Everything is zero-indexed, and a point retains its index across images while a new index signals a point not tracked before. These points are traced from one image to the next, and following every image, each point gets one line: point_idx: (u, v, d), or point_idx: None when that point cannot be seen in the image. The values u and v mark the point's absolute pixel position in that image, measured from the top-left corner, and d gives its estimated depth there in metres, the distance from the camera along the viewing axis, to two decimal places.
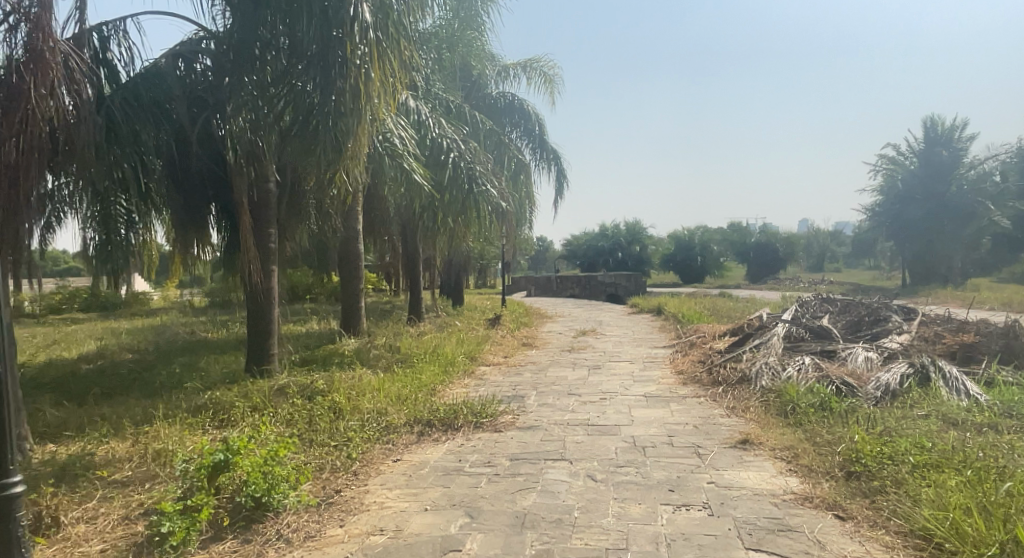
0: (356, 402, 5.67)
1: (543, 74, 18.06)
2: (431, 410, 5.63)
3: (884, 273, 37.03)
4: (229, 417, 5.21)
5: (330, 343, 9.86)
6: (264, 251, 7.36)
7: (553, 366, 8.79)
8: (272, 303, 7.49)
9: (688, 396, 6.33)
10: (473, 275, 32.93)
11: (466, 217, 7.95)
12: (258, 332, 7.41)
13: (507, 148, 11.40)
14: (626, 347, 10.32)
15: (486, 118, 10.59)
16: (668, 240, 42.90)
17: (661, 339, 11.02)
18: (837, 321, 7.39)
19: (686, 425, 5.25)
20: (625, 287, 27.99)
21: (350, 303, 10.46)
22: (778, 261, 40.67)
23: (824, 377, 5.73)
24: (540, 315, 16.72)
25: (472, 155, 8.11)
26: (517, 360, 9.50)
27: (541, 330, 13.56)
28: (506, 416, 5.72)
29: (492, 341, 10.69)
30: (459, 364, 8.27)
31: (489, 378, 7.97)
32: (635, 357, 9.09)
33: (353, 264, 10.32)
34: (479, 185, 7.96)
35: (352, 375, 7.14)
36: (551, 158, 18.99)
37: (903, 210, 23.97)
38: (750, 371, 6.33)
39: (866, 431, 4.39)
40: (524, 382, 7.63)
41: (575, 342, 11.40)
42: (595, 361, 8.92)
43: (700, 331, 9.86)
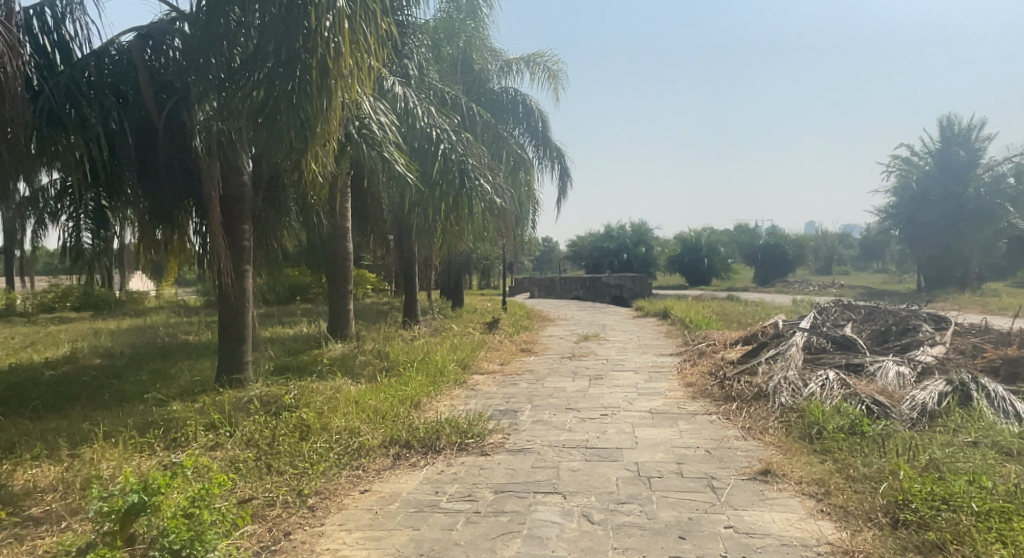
0: (326, 418, 5.06)
1: (547, 69, 17.44)
2: (410, 429, 5.01)
3: (896, 277, 36.31)
4: (180, 437, 4.62)
5: (316, 348, 9.27)
6: (236, 250, 6.77)
7: (551, 375, 8.18)
8: (246, 306, 6.88)
9: (699, 413, 5.71)
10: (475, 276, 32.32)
11: (457, 214, 7.34)
12: (230, 338, 6.80)
13: (506, 143, 10.80)
14: (630, 354, 9.70)
15: (483, 110, 10.02)
16: (674, 241, 42.20)
17: (667, 346, 10.40)
18: (861, 330, 6.75)
19: (698, 450, 4.62)
20: (631, 289, 27.38)
21: (338, 306, 9.85)
22: (786, 264, 39.95)
23: (853, 395, 5.08)
24: (541, 319, 16.11)
25: (464, 148, 7.50)
26: (514, 368, 8.90)
27: (541, 334, 12.93)
28: (495, 435, 5.11)
29: (488, 347, 10.08)
30: (450, 374, 7.66)
31: (482, 389, 7.36)
32: (641, 366, 8.46)
33: (341, 262, 9.75)
34: (471, 179, 7.34)
35: (330, 386, 6.52)
36: (554, 156, 18.37)
37: (919, 212, 23.24)
38: (767, 387, 5.69)
39: (909, 464, 3.76)
40: (520, 394, 7.02)
41: (576, 348, 10.77)
42: (597, 371, 8.29)
43: (710, 338, 9.23)
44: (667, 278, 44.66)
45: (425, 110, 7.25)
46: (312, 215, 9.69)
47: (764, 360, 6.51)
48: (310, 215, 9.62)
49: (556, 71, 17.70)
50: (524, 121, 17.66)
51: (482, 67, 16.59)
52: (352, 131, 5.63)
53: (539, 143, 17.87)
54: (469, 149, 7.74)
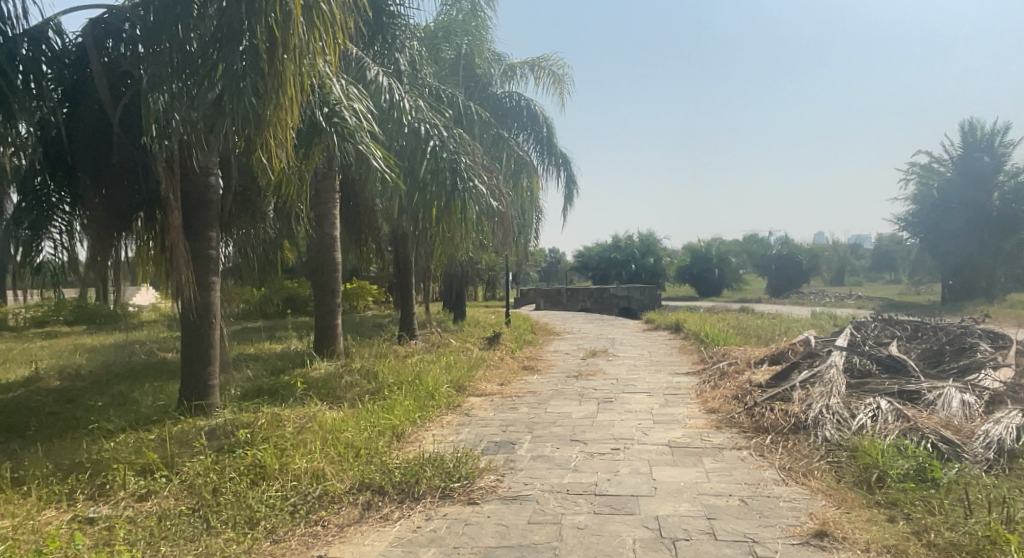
0: (287, 456, 4.27)
1: (552, 73, 16.76)
2: (385, 468, 4.21)
3: (913, 289, 35.33)
4: (106, 485, 3.81)
5: (299, 367, 8.46)
6: (201, 259, 5.99)
7: (556, 398, 7.36)
8: (213, 323, 6.12)
9: (727, 448, 4.90)
10: (481, 288, 31.61)
11: (449, 218, 6.57)
12: (193, 359, 6.02)
13: (507, 143, 10.03)
14: (642, 373, 8.88)
15: (482, 109, 9.30)
16: (683, 251, 41.33)
17: (682, 363, 9.56)
18: (909, 350, 5.94)
19: (730, 500, 3.81)
20: (640, 300, 26.56)
21: (325, 320, 9.07)
22: (800, 274, 39.01)
23: (914, 430, 4.27)
24: (546, 332, 15.30)
25: (456, 144, 6.76)
26: (515, 389, 8.10)
27: (546, 350, 12.14)
28: (487, 477, 4.30)
29: (488, 365, 9.30)
30: (442, 398, 6.85)
31: (477, 415, 6.55)
32: (655, 387, 7.64)
33: (330, 268, 9.00)
34: (465, 179, 6.59)
35: (302, 415, 5.71)
36: (560, 162, 17.55)
37: (941, 220, 22.37)
38: (806, 417, 4.91)
39: (1011, 530, 2.94)
40: (519, 421, 6.21)
41: (584, 366, 9.97)
42: (607, 393, 7.49)
43: (731, 356, 8.40)
44: (677, 289, 43.75)
45: (412, 103, 6.43)
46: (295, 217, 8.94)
47: (798, 387, 5.73)
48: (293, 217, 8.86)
49: (561, 75, 17.02)
50: (529, 126, 16.90)
51: (484, 71, 15.92)
52: (318, 118, 4.72)
53: (544, 149, 17.08)
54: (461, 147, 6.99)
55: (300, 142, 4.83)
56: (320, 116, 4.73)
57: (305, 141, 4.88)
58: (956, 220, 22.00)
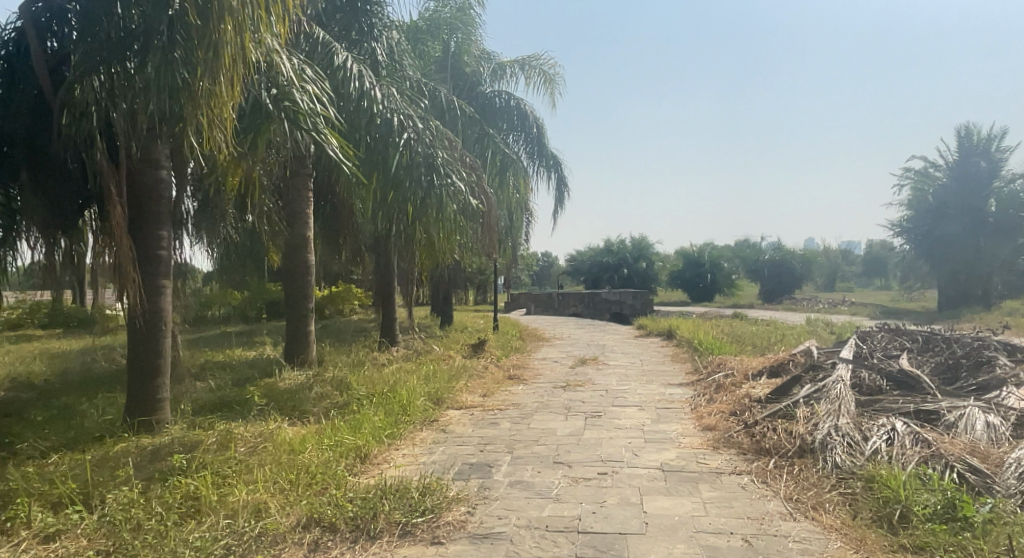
0: (227, 487, 3.75)
1: (542, 73, 16.27)
2: (339, 500, 3.70)
3: (907, 295, 35.12)
4: (9, 521, 3.30)
5: (266, 378, 7.93)
6: (150, 261, 5.47)
7: (540, 412, 6.85)
8: (165, 331, 5.59)
9: (727, 473, 4.41)
10: (471, 292, 31.10)
11: (423, 218, 6.08)
12: (140, 371, 5.49)
13: (492, 139, 9.54)
14: (633, 384, 8.37)
15: (466, 104, 8.82)
16: (676, 256, 40.97)
17: (675, 374, 9.07)
18: (921, 363, 5.48)
19: (732, 539, 3.31)
20: (632, 306, 26.15)
21: (297, 326, 8.54)
22: (793, 280, 38.73)
23: (937, 457, 3.80)
24: (534, 338, 14.79)
25: (432, 137, 6.27)
26: (497, 401, 7.58)
27: (534, 357, 11.64)
28: (456, 510, 3.79)
29: (470, 375, 8.79)
30: (415, 412, 6.35)
31: (454, 431, 6.04)
32: (647, 400, 7.14)
33: (303, 270, 8.50)
34: (441, 174, 6.11)
35: (256, 433, 5.19)
36: (551, 164, 17.03)
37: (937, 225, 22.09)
38: (813, 439, 4.43)
39: None
40: (499, 439, 5.70)
41: (572, 375, 9.47)
42: (595, 406, 7.00)
43: (727, 366, 7.92)
44: (669, 295, 43.34)
45: (383, 91, 5.93)
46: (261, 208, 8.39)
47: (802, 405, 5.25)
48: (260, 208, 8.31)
49: (553, 75, 16.53)
50: (519, 127, 16.36)
51: (473, 68, 15.39)
52: (264, 101, 4.17)
53: (534, 150, 16.53)
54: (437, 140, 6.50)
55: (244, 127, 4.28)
56: (266, 98, 4.19)
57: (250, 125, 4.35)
58: (952, 225, 21.73)
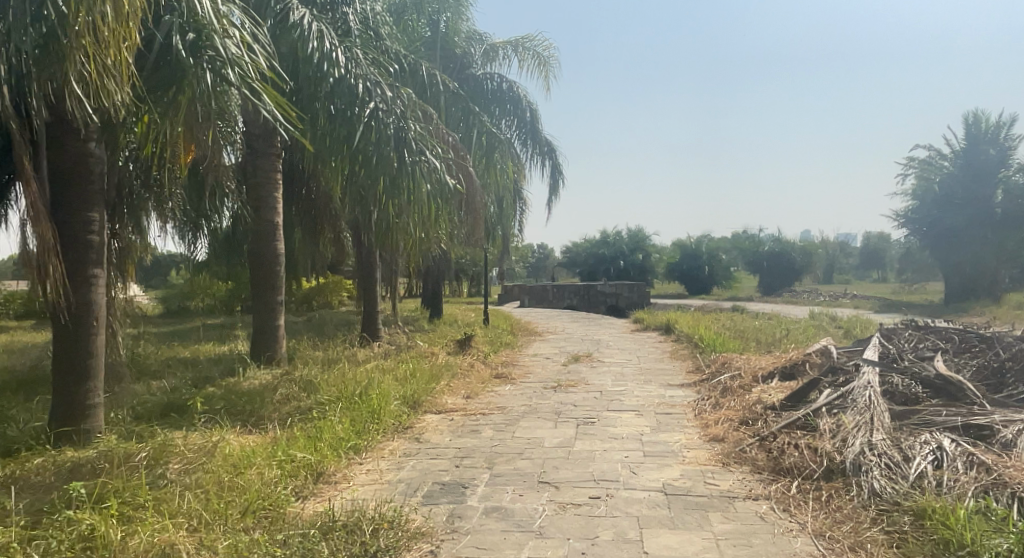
0: (134, 523, 3.06)
1: (537, 55, 15.44)
2: (271, 539, 3.02)
3: (907, 288, 34.67)
4: None
5: (227, 378, 7.26)
6: (77, 246, 4.75)
7: (527, 417, 6.18)
8: (97, 327, 4.87)
9: (741, 497, 3.74)
10: (464, 284, 30.43)
11: (393, 199, 5.39)
12: (67, 374, 4.78)
13: (478, 119, 8.78)
14: (630, 385, 7.71)
15: (449, 79, 8.12)
16: (673, 247, 40.39)
17: (675, 373, 8.40)
18: (958, 367, 4.82)
19: None
20: (628, 298, 25.48)
21: (264, 321, 7.83)
22: (792, 272, 38.19)
23: (999, 485, 3.12)
24: (527, 333, 14.12)
25: (404, 108, 5.56)
26: (480, 404, 6.91)
27: (525, 353, 10.98)
28: (416, 549, 3.12)
29: (453, 373, 8.11)
30: (387, 418, 5.69)
31: (429, 441, 5.36)
32: (645, 403, 6.48)
33: (272, 257, 7.80)
34: (414, 151, 5.40)
35: (195, 445, 4.53)
36: (545, 150, 16.29)
37: (943, 215, 21.50)
38: (842, 460, 3.77)
39: None
40: (479, 450, 5.03)
41: (564, 374, 8.81)
42: (588, 410, 6.33)
43: (733, 365, 7.25)
44: (667, 286, 42.81)
45: (346, 53, 5.24)
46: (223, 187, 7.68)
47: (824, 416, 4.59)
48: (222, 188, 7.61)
49: (547, 57, 15.76)
50: (511, 111, 15.61)
51: (463, 49, 14.61)
52: (177, 47, 3.41)
53: (527, 136, 15.79)
54: (410, 113, 5.80)
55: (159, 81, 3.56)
56: (181, 44, 3.44)
57: (165, 80, 3.63)
58: (957, 216, 21.15)
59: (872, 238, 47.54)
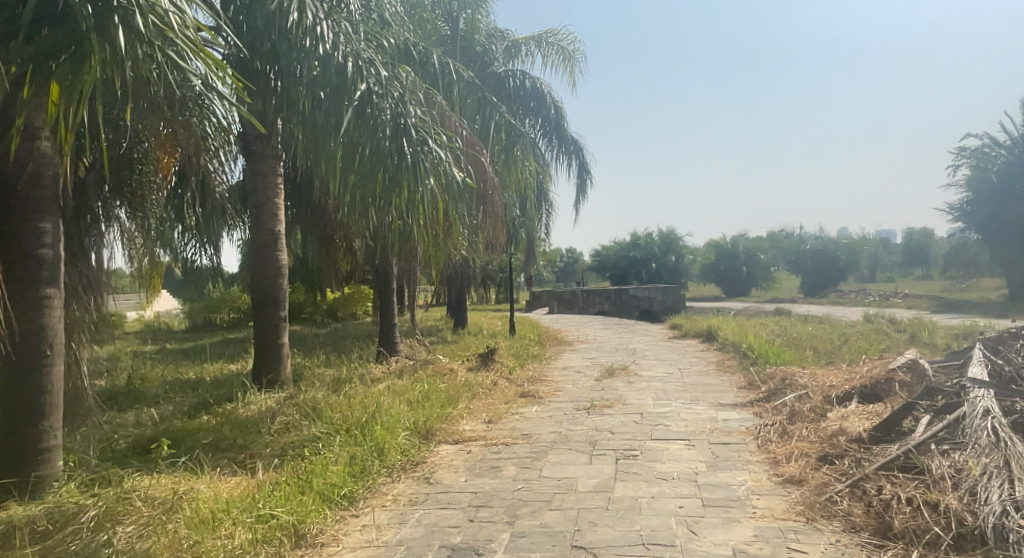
0: None
1: (561, 49, 14.53)
2: None
3: (960, 285, 32.92)
4: None
5: (222, 404, 6.52)
6: (21, 264, 3.98)
7: (557, 449, 5.31)
8: (51, 358, 4.12)
9: None
10: (493, 291, 29.80)
11: (393, 202, 4.70)
12: (17, 416, 4.04)
13: (495, 110, 7.95)
14: (673, 405, 6.78)
15: (463, 67, 7.37)
16: (706, 248, 39.09)
17: (724, 389, 7.45)
18: None
19: None
20: (662, 301, 25.00)
21: (266, 341, 7.05)
22: (834, 271, 36.62)
23: None
24: (556, 342, 13.26)
25: (402, 89, 4.93)
26: (503, 431, 6.06)
27: (554, 366, 10.12)
28: None
29: (473, 393, 7.28)
30: (392, 456, 4.84)
31: (440, 484, 4.52)
32: (695, 430, 5.56)
33: (274, 269, 7.05)
34: (416, 142, 4.69)
35: (156, 497, 3.75)
36: (571, 149, 15.48)
37: (1004, 206, 20.06)
38: (977, 523, 2.84)
39: None
40: (499, 497, 4.18)
41: (598, 391, 7.92)
42: (627, 439, 5.43)
43: (794, 383, 6.28)
44: (702, 287, 41.53)
45: (333, 27, 4.58)
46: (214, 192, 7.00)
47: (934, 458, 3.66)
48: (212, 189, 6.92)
49: (572, 52, 14.83)
50: (535, 110, 14.75)
51: (484, 47, 13.73)
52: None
53: (552, 134, 14.98)
54: (410, 97, 5.12)
55: (48, 43, 2.72)
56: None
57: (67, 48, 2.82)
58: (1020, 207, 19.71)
59: (917, 234, 45.68)
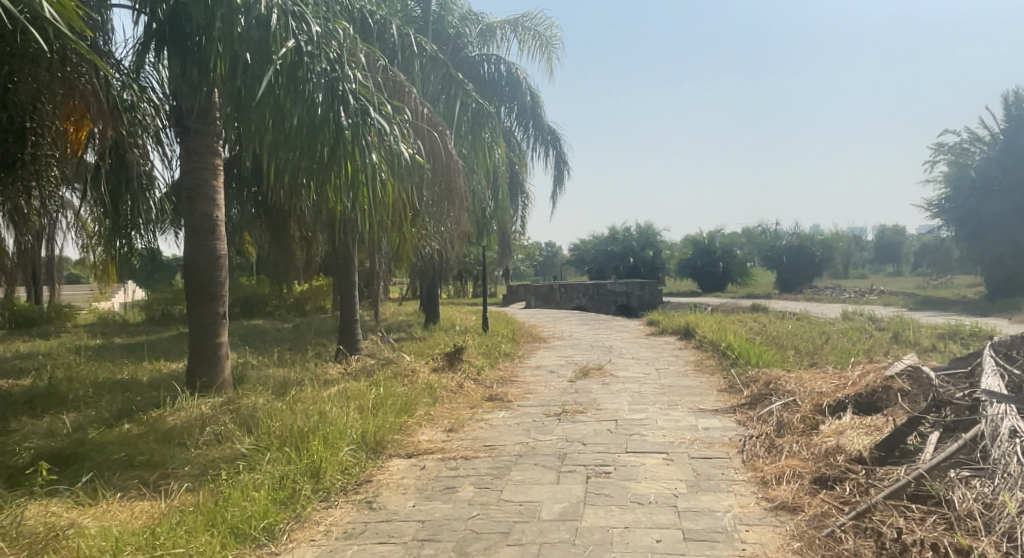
0: None
1: (538, 34, 13.79)
2: None
3: (934, 282, 33.09)
4: None
5: (151, 411, 5.84)
6: None
7: (521, 465, 4.71)
8: None
9: None
10: (467, 284, 29.19)
11: (332, 182, 4.43)
12: None
13: (461, 87, 7.27)
14: (651, 411, 6.23)
15: (426, 40, 6.77)
16: (683, 243, 38.85)
17: (705, 393, 6.92)
18: None
19: None
20: (639, 296, 24.60)
21: (202, 339, 6.36)
22: (810, 267, 36.65)
23: None
24: (529, 339, 12.69)
25: (339, 50, 4.52)
26: (464, 442, 5.45)
27: (525, 366, 9.54)
28: None
29: (434, 397, 6.67)
30: (330, 477, 4.20)
31: (384, 511, 3.90)
32: (675, 442, 5.00)
33: (212, 259, 6.35)
34: (355, 111, 4.38)
35: (22, 531, 3.10)
36: (548, 138, 14.88)
37: (983, 203, 19.92)
38: None
39: None
40: (450, 529, 3.58)
41: (570, 394, 7.36)
42: (600, 453, 4.85)
43: (781, 388, 5.77)
44: (679, 282, 41.30)
45: None
46: (131, 151, 6.36)
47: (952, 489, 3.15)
48: (128, 146, 6.31)
49: (549, 37, 14.17)
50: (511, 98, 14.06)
51: (457, 29, 12.93)
52: None
53: (529, 123, 14.35)
54: (348, 58, 4.74)
55: None
56: None
57: None
58: (998, 204, 19.58)
59: (890, 231, 46.10)
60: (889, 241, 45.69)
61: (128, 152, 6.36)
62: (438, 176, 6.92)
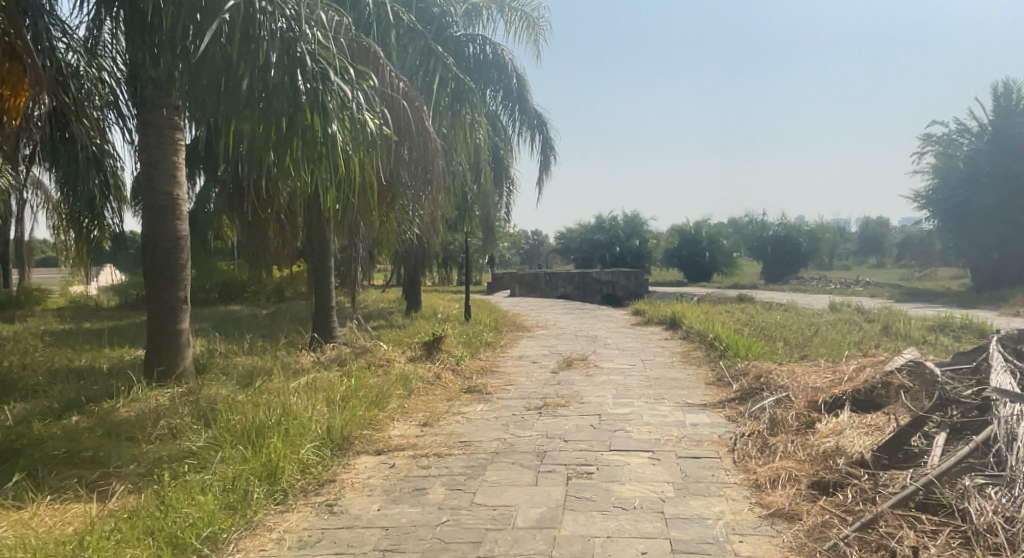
0: None
1: (526, 16, 13.10)
2: None
3: (917, 274, 33.23)
4: None
5: (103, 402, 5.46)
6: None
7: (497, 464, 4.39)
8: None
9: None
10: (452, 272, 28.82)
11: (294, 154, 4.14)
12: None
13: (440, 61, 6.91)
14: (637, 405, 5.94)
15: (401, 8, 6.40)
16: (670, 232, 38.69)
17: (692, 386, 6.65)
18: None
19: None
20: (625, 285, 24.38)
21: (161, 326, 5.97)
22: (796, 258, 36.62)
23: None
24: (513, 328, 12.39)
25: (297, 7, 4.16)
26: (438, 437, 5.13)
27: (507, 356, 9.22)
28: None
29: (409, 389, 6.32)
30: (288, 478, 3.85)
31: (345, 517, 3.56)
32: (661, 440, 4.71)
33: (172, 240, 5.94)
34: (314, 75, 4.05)
35: None
36: (534, 123, 14.49)
37: (970, 195, 19.85)
38: None
39: None
40: (416, 537, 3.25)
41: (553, 386, 7.05)
42: (582, 451, 4.54)
43: (773, 383, 5.49)
44: (666, 272, 41.18)
45: None
46: (82, 122, 5.92)
47: (967, 500, 2.87)
48: (79, 118, 5.86)
49: (536, 18, 13.68)
50: (497, 80, 13.59)
51: (441, 8, 12.35)
52: None
53: (514, 106, 13.91)
54: (309, 16, 4.38)
55: None
56: None
57: None
58: (986, 196, 19.49)
59: (875, 223, 46.30)
60: (872, 233, 45.90)
61: (79, 124, 5.91)
62: (415, 155, 6.56)
